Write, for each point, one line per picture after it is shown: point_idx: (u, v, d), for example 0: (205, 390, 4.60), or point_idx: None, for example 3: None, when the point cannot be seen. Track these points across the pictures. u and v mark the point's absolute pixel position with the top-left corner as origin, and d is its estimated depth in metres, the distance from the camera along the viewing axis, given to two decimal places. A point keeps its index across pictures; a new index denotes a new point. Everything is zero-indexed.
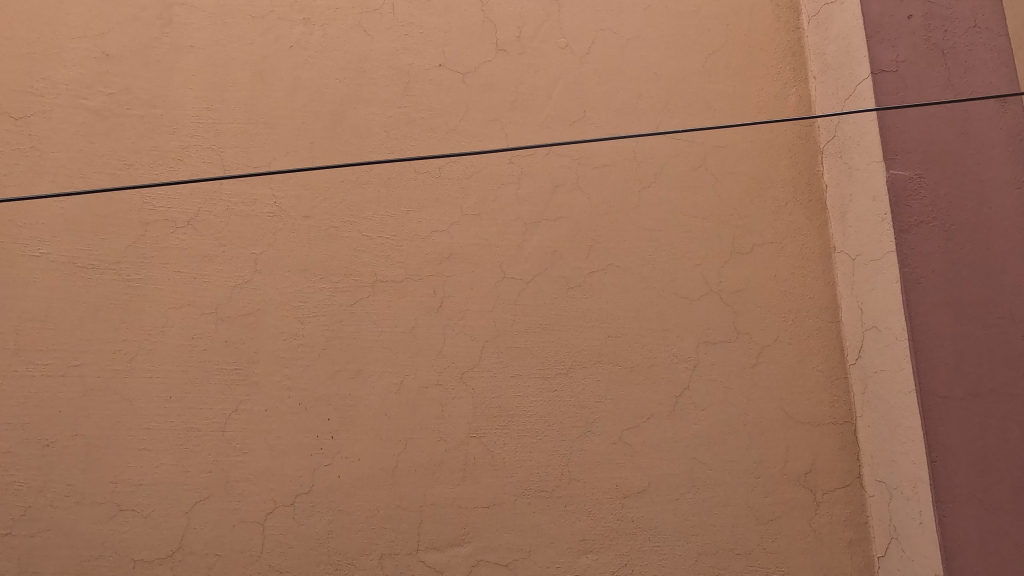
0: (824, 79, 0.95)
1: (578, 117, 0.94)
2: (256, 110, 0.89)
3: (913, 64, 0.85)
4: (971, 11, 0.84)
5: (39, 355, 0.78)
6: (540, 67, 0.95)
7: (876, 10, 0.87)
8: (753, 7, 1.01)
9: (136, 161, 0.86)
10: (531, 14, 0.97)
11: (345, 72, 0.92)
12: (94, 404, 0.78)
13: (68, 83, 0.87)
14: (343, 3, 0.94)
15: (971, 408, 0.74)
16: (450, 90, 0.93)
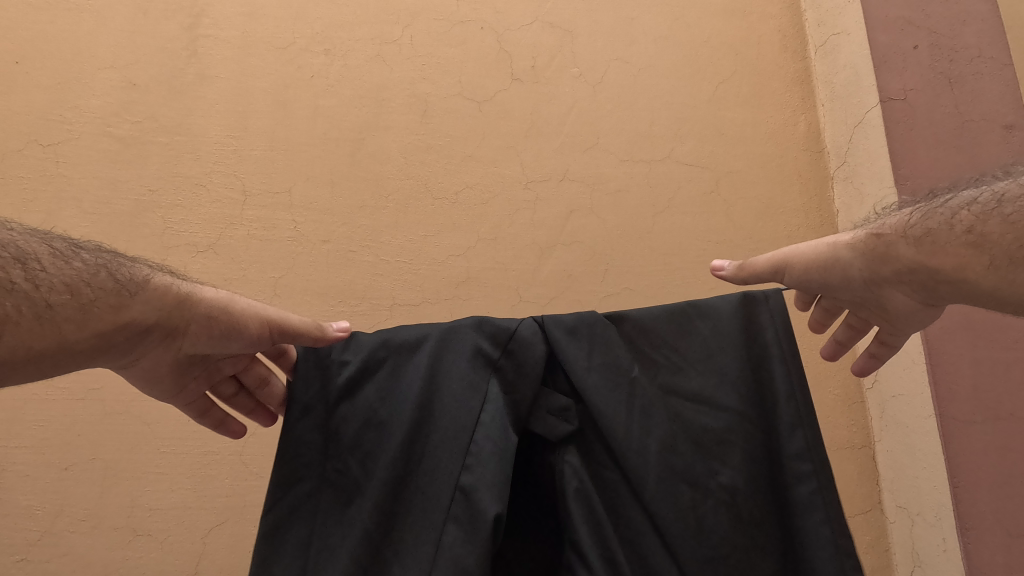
0: (832, 107, 0.99)
1: (590, 144, 0.96)
2: (277, 137, 0.91)
3: (920, 91, 0.86)
4: (975, 41, 0.85)
5: (60, 378, 0.79)
6: (553, 96, 0.97)
7: (882, 41, 0.90)
8: (762, 36, 1.04)
9: (160, 188, 0.88)
10: (545, 45, 1.00)
11: (364, 101, 0.94)
12: (112, 428, 0.78)
13: (96, 111, 0.89)
14: (364, 35, 0.97)
15: (992, 434, 0.73)
16: (468, 118, 0.95)
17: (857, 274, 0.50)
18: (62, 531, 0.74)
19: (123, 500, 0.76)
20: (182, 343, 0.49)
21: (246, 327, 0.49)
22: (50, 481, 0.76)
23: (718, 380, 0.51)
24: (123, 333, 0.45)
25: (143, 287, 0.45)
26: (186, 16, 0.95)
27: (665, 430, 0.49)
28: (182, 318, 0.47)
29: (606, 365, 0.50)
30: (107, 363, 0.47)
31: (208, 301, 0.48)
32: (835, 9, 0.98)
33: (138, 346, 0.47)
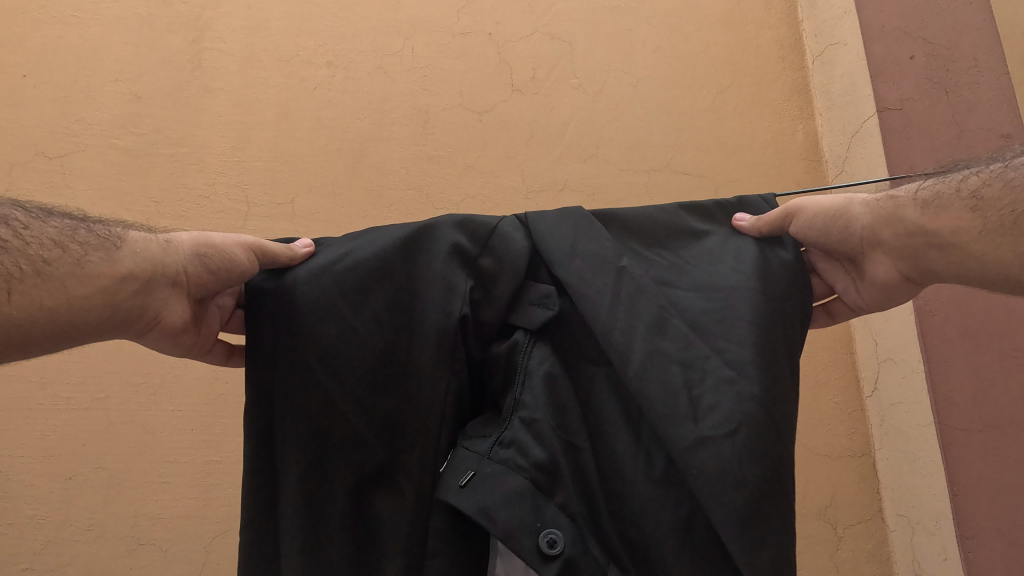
0: (830, 116, 1.00)
1: (590, 154, 0.97)
2: (280, 148, 0.93)
3: (916, 101, 0.87)
4: (973, 50, 0.84)
5: (66, 389, 0.79)
6: (553, 106, 0.98)
7: (878, 52, 0.92)
8: (760, 46, 1.05)
9: (164, 199, 0.89)
10: (545, 56, 1.01)
11: (366, 112, 0.95)
12: (117, 437, 0.79)
13: (102, 124, 0.91)
14: (365, 47, 0.98)
15: (992, 442, 0.73)
16: (469, 129, 0.96)
17: (858, 232, 0.51)
18: (67, 540, 0.75)
19: (128, 509, 0.77)
20: (187, 288, 0.48)
21: (236, 258, 0.48)
22: (56, 490, 0.76)
23: (704, 273, 0.52)
24: (128, 287, 0.44)
25: (124, 239, 0.45)
26: (190, 29, 0.96)
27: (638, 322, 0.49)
28: (175, 261, 0.46)
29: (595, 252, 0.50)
30: (120, 332, 0.45)
31: (189, 241, 0.47)
32: (833, 19, 0.99)
33: (150, 300, 0.45)
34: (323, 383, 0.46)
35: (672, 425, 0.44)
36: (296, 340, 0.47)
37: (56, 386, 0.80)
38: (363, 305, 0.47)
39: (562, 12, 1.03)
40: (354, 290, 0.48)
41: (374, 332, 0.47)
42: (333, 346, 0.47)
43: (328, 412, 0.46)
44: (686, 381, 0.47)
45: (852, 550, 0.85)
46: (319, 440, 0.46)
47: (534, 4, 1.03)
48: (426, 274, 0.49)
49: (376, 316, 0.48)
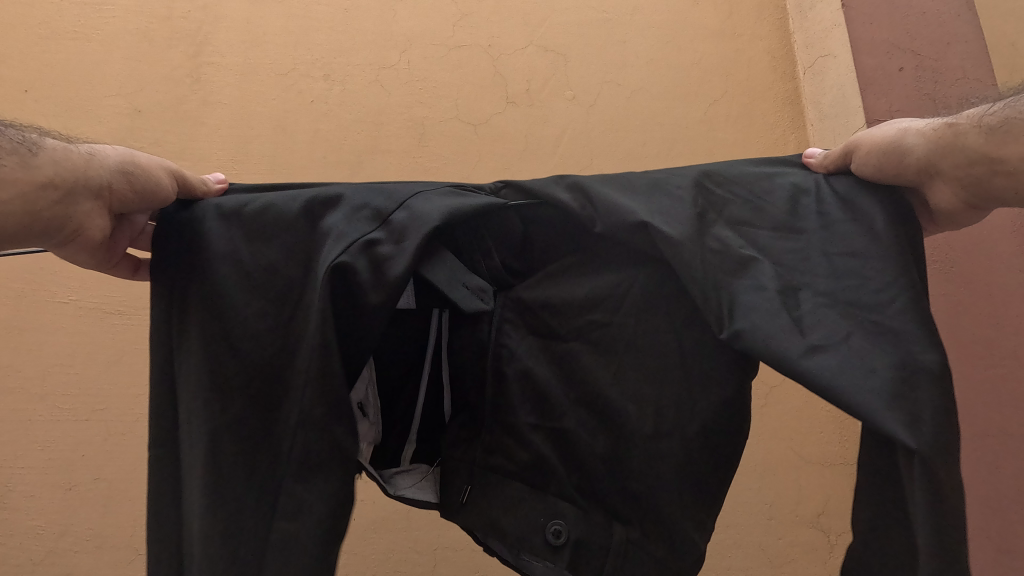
0: (821, 127, 1.01)
1: (584, 165, 0.98)
2: (278, 161, 0.94)
3: (905, 113, 0.88)
4: (961, 63, 0.85)
5: (65, 400, 0.80)
6: (547, 118, 0.99)
7: (868, 64, 0.93)
8: (752, 58, 1.06)
9: None
10: (539, 69, 1.02)
11: (362, 125, 0.97)
12: (116, 448, 0.79)
13: (102, 138, 0.92)
14: (362, 60, 1.00)
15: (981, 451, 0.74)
16: (464, 141, 0.97)
17: (916, 166, 0.40)
18: (65, 550, 0.76)
19: (126, 520, 0.78)
20: (113, 206, 0.42)
21: (166, 184, 0.44)
22: (55, 501, 0.77)
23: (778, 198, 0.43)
24: (48, 195, 0.38)
25: (41, 145, 0.38)
26: (190, 44, 0.98)
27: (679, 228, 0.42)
28: (99, 174, 0.40)
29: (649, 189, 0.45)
30: (34, 246, 0.39)
31: (115, 155, 0.41)
32: (823, 32, 1.01)
33: (73, 213, 0.39)
34: (217, 341, 0.41)
35: (776, 337, 0.37)
36: (195, 296, 0.42)
37: (56, 397, 0.81)
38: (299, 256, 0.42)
39: (556, 25, 1.05)
40: (259, 247, 0.43)
41: (275, 290, 0.42)
42: (231, 299, 0.42)
43: (226, 374, 0.41)
44: (780, 280, 0.39)
45: None
46: (218, 406, 0.40)
47: (529, 17, 1.04)
48: (335, 232, 0.42)
49: (278, 272, 0.43)
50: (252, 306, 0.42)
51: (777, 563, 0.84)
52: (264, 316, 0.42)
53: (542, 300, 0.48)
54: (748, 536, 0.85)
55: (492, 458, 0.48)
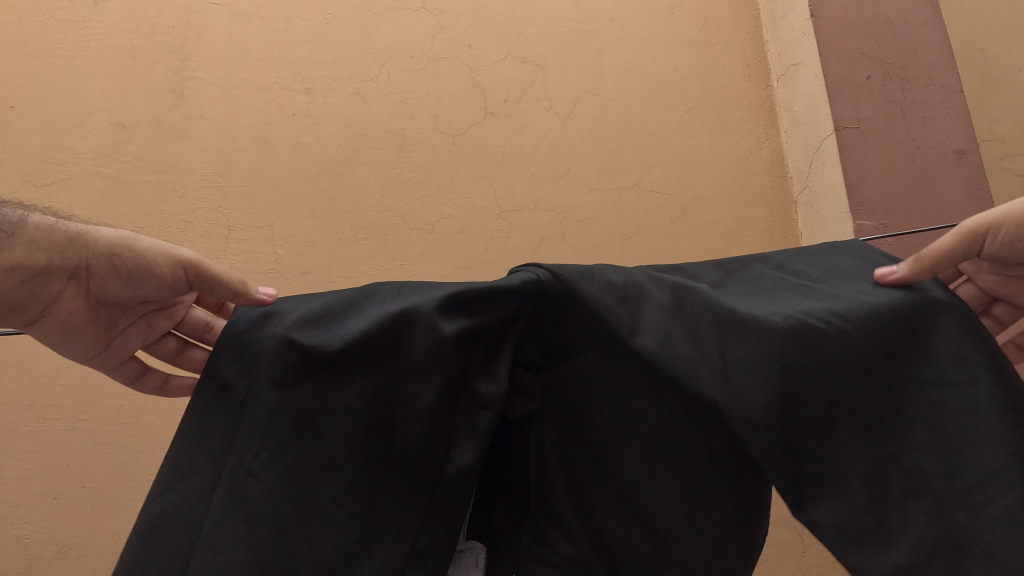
0: (794, 134, 1.03)
1: (561, 173, 0.99)
2: (260, 173, 0.95)
3: (873, 120, 0.90)
4: (926, 70, 0.90)
5: (51, 410, 0.82)
6: (524, 128, 1.01)
7: (835, 72, 0.94)
8: (726, 66, 1.08)
9: (148, 225, 0.92)
10: (517, 80, 1.04)
11: (344, 137, 0.98)
12: (101, 457, 0.81)
13: (87, 152, 0.93)
14: (343, 73, 1.02)
15: None
16: (443, 151, 0.99)
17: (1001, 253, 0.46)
18: (51, 559, 0.77)
19: (111, 528, 0.79)
20: (89, 283, 0.47)
21: (154, 267, 0.46)
22: (39, 511, 0.79)
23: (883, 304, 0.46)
24: (15, 277, 0.44)
25: (21, 228, 0.44)
26: (174, 59, 1.00)
27: (752, 414, 0.40)
28: (77, 254, 0.45)
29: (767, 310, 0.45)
30: (15, 319, 0.46)
31: (101, 239, 0.45)
32: (792, 39, 1.03)
33: (41, 289, 0.45)
34: (280, 459, 0.40)
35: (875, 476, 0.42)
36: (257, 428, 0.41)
37: (42, 408, 0.82)
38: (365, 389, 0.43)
39: (534, 36, 1.07)
40: (325, 375, 0.43)
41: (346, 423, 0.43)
42: (299, 438, 0.41)
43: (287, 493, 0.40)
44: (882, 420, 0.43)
45: (819, 557, 0.87)
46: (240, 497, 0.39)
47: (506, 29, 1.06)
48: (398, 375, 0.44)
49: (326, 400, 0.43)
50: (322, 437, 0.42)
51: None
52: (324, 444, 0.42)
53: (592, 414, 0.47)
54: None
55: (537, 546, 0.46)
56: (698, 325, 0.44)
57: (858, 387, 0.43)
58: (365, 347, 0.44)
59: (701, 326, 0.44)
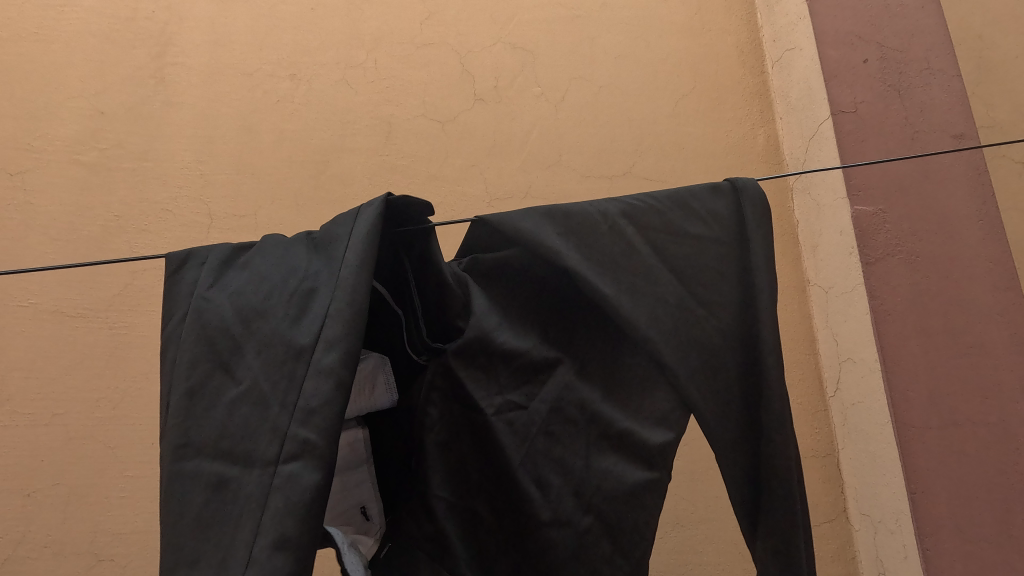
0: (789, 120, 1.01)
1: (553, 161, 0.97)
2: (242, 161, 0.93)
3: (870, 104, 0.88)
4: (924, 54, 0.87)
5: (25, 405, 0.79)
6: (515, 115, 0.99)
7: (832, 56, 0.93)
8: (720, 52, 1.07)
9: (126, 214, 0.89)
10: (507, 66, 1.02)
11: (330, 124, 0.96)
12: (76, 452, 0.78)
13: (63, 139, 0.90)
14: (329, 59, 0.99)
15: (949, 438, 0.75)
16: (431, 138, 0.97)
17: None
18: (23, 558, 0.74)
19: (86, 526, 0.76)
20: None
21: None
22: (12, 508, 0.76)
23: (706, 215, 0.50)
24: None
25: None
26: (154, 44, 0.97)
27: (624, 303, 0.47)
28: None
29: (611, 227, 0.49)
30: None
31: None
32: (788, 24, 1.01)
33: None
34: (206, 358, 0.43)
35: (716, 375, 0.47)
36: (184, 326, 0.44)
37: (15, 403, 0.79)
38: (256, 287, 0.45)
39: (524, 22, 1.04)
40: (240, 287, 0.45)
41: (258, 330, 0.43)
42: (207, 346, 0.43)
43: (202, 392, 0.42)
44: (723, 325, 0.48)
45: None
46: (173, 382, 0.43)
47: (496, 15, 1.04)
48: (301, 264, 0.45)
49: (234, 296, 0.45)
50: (235, 322, 0.43)
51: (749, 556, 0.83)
52: (239, 349, 0.43)
53: (486, 328, 0.50)
54: (719, 530, 0.84)
55: (442, 448, 0.51)
56: (568, 244, 0.48)
57: (698, 286, 0.48)
58: (273, 263, 0.46)
59: (581, 245, 0.48)
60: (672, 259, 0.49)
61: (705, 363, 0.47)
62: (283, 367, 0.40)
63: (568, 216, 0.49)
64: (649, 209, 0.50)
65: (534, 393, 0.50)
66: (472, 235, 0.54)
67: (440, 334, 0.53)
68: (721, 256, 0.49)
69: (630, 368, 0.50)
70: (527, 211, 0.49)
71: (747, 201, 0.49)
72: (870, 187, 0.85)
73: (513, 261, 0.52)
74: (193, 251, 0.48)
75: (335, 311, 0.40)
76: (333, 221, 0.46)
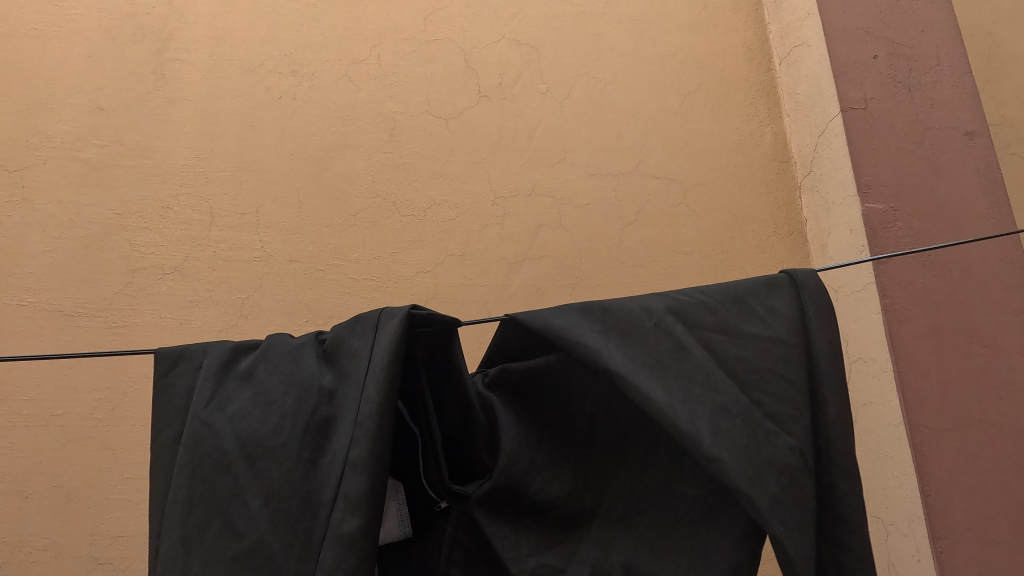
0: (797, 118, 1.00)
1: (558, 159, 0.96)
2: (244, 158, 0.91)
3: (880, 101, 0.87)
4: (935, 51, 0.86)
5: (23, 405, 0.78)
6: (520, 112, 0.98)
7: (842, 52, 0.92)
8: (727, 50, 1.06)
9: (126, 211, 0.87)
10: (511, 63, 1.00)
11: (332, 121, 0.95)
12: (75, 453, 0.77)
13: (62, 136, 0.89)
14: (331, 55, 0.98)
15: (963, 439, 0.74)
16: (435, 135, 0.96)
17: None
18: (20, 562, 0.73)
19: (85, 529, 0.75)
20: None
21: None
22: (10, 511, 0.74)
23: (764, 315, 0.46)
24: None
25: None
26: (154, 40, 0.96)
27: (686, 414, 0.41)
28: None
29: (658, 330, 0.45)
30: None
31: None
32: (796, 22, 1.00)
33: None
34: (210, 494, 0.41)
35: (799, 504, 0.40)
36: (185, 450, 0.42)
37: (12, 404, 0.78)
38: (268, 413, 0.43)
39: (528, 18, 1.03)
40: (251, 413, 0.43)
41: (264, 468, 0.42)
42: (210, 478, 0.41)
43: (200, 535, 0.40)
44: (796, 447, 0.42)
45: None
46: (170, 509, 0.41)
47: (500, 11, 1.03)
48: (314, 389, 0.43)
49: (241, 425, 0.43)
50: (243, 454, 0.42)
51: None
52: (243, 487, 0.41)
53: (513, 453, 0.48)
54: None
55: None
56: (616, 350, 0.44)
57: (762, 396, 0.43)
58: (285, 382, 0.44)
59: (631, 351, 0.44)
60: (730, 362, 0.44)
61: (786, 489, 0.40)
62: (295, 520, 0.40)
63: (615, 322, 0.46)
64: (697, 312, 0.46)
65: (568, 547, 0.47)
66: (497, 344, 0.52)
67: (461, 463, 0.49)
68: (782, 358, 0.45)
69: (676, 499, 0.46)
70: (571, 314, 0.46)
71: (810, 295, 0.47)
72: (881, 184, 0.85)
73: (544, 373, 0.49)
74: (188, 350, 0.46)
75: (356, 463, 0.39)
76: (354, 336, 0.44)
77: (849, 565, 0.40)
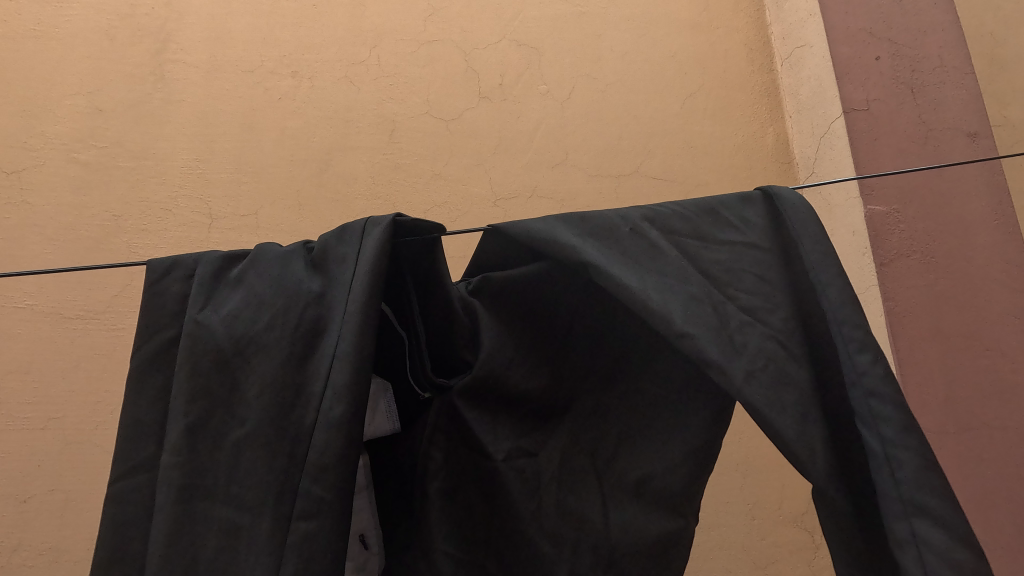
0: (799, 119, 1.00)
1: (559, 160, 0.96)
2: (244, 160, 0.91)
3: (882, 102, 0.87)
4: (938, 52, 0.86)
5: (21, 409, 0.77)
6: (521, 113, 0.98)
7: (844, 52, 0.91)
8: (728, 50, 1.05)
9: (125, 213, 0.87)
10: (512, 64, 1.00)
11: (332, 122, 0.94)
12: (73, 457, 0.77)
13: (60, 137, 0.88)
14: (331, 57, 0.97)
15: (965, 443, 0.74)
16: (435, 136, 0.95)
17: None
18: (17, 567, 0.72)
19: (84, 533, 0.74)
20: None
21: None
22: (8, 514, 0.74)
23: (745, 218, 0.45)
24: None
25: None
26: (153, 41, 0.95)
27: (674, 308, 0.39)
28: None
29: (639, 234, 0.43)
30: None
31: None
32: (798, 21, 1.00)
33: None
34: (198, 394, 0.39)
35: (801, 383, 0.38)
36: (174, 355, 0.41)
37: (10, 407, 0.77)
38: (248, 315, 0.41)
39: (529, 19, 1.03)
40: (232, 317, 0.41)
41: (250, 364, 0.40)
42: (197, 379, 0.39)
43: (196, 431, 0.38)
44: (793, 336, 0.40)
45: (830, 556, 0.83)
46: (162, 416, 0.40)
47: (500, 12, 1.03)
48: (292, 291, 0.41)
49: (223, 327, 0.41)
50: (225, 355, 0.40)
51: (761, 563, 0.81)
52: (237, 389, 0.40)
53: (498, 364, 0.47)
54: (731, 536, 0.82)
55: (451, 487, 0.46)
56: (596, 251, 0.42)
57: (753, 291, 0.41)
58: (263, 287, 0.42)
59: (612, 251, 0.43)
60: (719, 259, 0.43)
61: (786, 374, 0.37)
62: (282, 413, 0.38)
63: (593, 226, 0.44)
64: (677, 216, 0.45)
65: (545, 441, 0.47)
66: (481, 252, 0.50)
67: (445, 371, 0.48)
68: (768, 260, 0.42)
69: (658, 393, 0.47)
70: (547, 223, 0.44)
71: (785, 202, 0.44)
72: (883, 186, 0.83)
73: (525, 284, 0.48)
74: (178, 260, 0.44)
75: (341, 355, 0.37)
76: (334, 242, 0.43)
77: (894, 438, 0.35)
